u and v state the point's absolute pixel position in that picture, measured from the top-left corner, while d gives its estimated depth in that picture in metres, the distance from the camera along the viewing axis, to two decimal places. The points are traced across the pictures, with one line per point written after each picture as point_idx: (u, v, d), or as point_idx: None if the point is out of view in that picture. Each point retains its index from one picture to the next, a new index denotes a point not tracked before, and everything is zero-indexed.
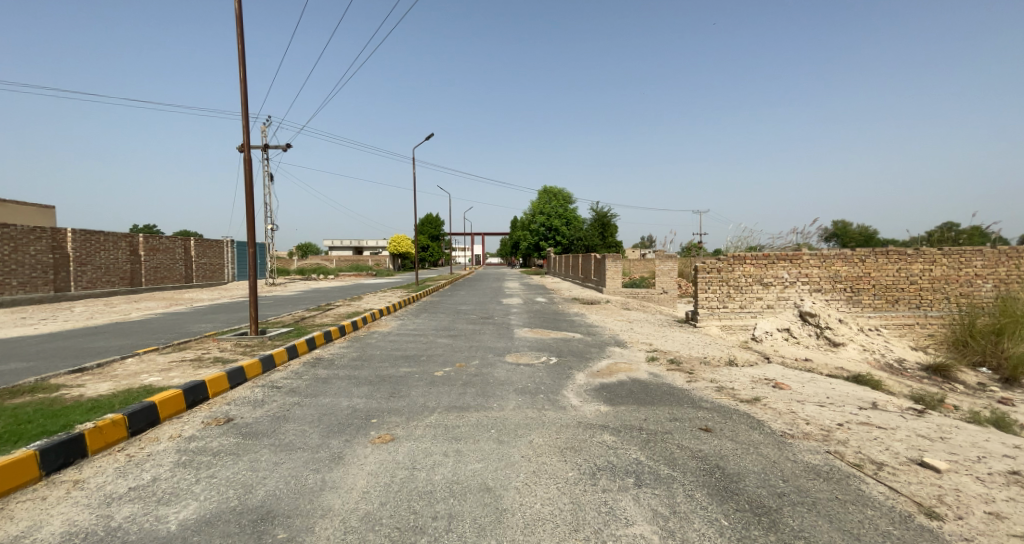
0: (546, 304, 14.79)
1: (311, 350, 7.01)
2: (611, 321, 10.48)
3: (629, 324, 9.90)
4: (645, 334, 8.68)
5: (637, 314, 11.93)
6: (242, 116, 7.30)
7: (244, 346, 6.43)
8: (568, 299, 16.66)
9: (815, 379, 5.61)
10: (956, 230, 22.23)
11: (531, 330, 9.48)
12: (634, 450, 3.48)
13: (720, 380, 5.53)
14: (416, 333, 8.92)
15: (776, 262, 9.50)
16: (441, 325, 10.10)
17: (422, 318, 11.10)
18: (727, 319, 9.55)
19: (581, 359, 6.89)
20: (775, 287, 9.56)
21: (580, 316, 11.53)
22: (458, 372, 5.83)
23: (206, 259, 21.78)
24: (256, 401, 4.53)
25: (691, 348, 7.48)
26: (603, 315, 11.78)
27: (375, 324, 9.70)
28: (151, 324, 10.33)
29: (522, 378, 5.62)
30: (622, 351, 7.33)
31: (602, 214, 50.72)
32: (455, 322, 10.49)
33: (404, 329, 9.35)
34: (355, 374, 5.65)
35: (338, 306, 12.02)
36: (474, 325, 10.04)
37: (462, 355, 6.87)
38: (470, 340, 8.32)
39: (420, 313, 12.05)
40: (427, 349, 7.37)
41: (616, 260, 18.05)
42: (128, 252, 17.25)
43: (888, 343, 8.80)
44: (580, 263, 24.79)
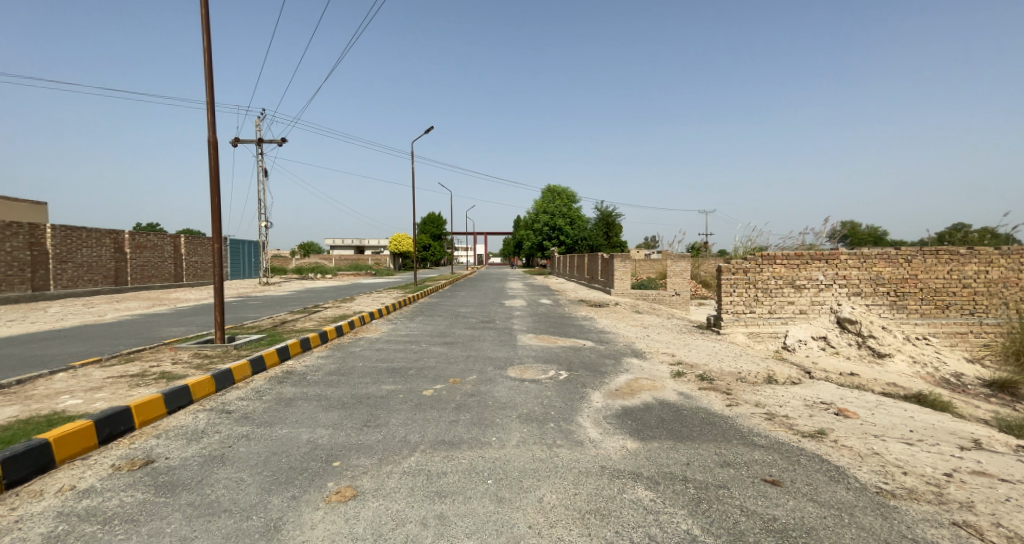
0: (552, 306, 13.81)
1: (284, 361, 6.08)
2: (624, 327, 9.51)
3: (645, 331, 8.93)
4: (665, 343, 7.72)
5: (652, 319, 10.95)
6: (206, 91, 6.33)
7: (203, 357, 5.50)
8: (574, 301, 15.67)
9: (883, 403, 4.65)
10: (974, 231, 21.43)
11: (537, 336, 8.52)
12: (685, 519, 2.51)
13: (767, 404, 4.58)
14: (408, 340, 7.99)
15: (811, 262, 8.51)
16: (437, 330, 9.16)
17: (417, 322, 10.18)
18: (755, 326, 8.57)
19: (596, 373, 5.94)
20: (809, 290, 8.56)
21: (589, 320, 10.55)
22: (450, 392, 4.89)
23: (197, 257, 20.92)
24: (192, 435, 3.58)
25: (722, 361, 6.51)
26: (614, 319, 10.80)
27: (364, 329, 8.77)
28: (121, 327, 9.44)
29: (528, 400, 4.68)
30: (642, 364, 6.39)
31: (606, 213, 49.68)
32: (452, 327, 9.54)
33: (395, 335, 8.42)
34: (327, 394, 4.71)
35: (326, 308, 11.10)
36: (473, 331, 9.08)
37: (458, 368, 5.94)
38: (468, 349, 7.39)
39: (415, 316, 11.11)
40: (418, 360, 6.43)
41: (624, 260, 17.05)
42: (112, 250, 16.40)
43: (939, 354, 7.81)
44: (586, 263, 23.81)
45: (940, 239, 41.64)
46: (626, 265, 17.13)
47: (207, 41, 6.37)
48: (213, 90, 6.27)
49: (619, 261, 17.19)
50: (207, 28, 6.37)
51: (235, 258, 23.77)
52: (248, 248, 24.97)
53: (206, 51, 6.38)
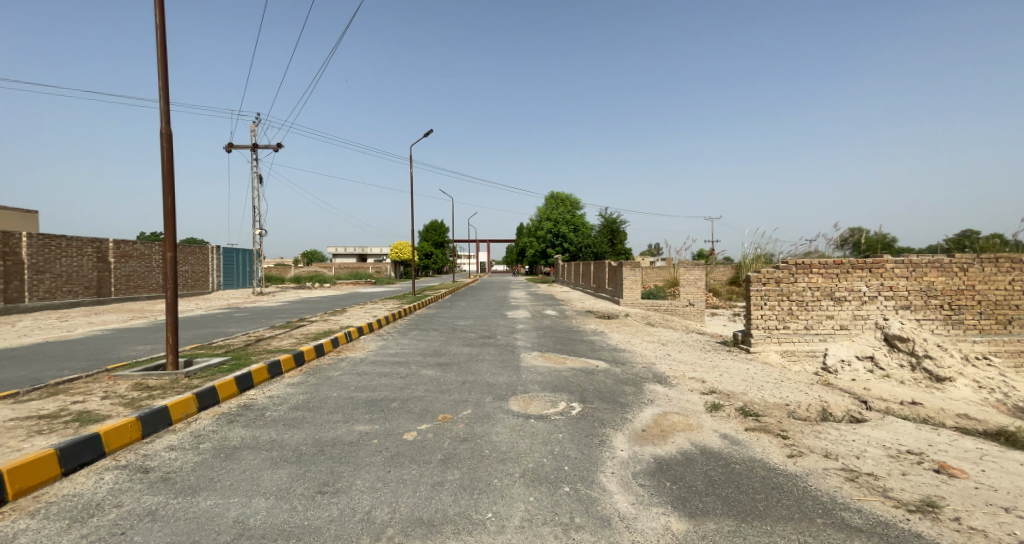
0: (557, 318, 12.82)
1: (244, 391, 5.15)
2: (639, 343, 8.53)
3: (665, 349, 7.95)
4: (691, 364, 6.75)
5: (669, 333, 9.97)
6: (158, 76, 5.47)
7: (143, 389, 4.58)
8: (581, 312, 14.68)
9: (984, 452, 3.68)
10: (983, 236, 20.83)
11: (542, 356, 7.55)
12: None
13: (840, 455, 3.59)
14: (396, 361, 7.02)
15: (853, 271, 7.54)
16: (431, 348, 8.21)
17: (410, 338, 9.24)
18: (789, 344, 7.59)
19: (614, 404, 4.98)
20: (850, 303, 7.57)
21: (600, 335, 9.57)
22: (437, 435, 3.93)
23: (188, 267, 20.12)
24: (76, 516, 2.59)
25: (761, 388, 5.53)
26: (626, 333, 9.83)
27: (349, 347, 7.84)
28: (84, 344, 8.56)
29: (535, 448, 3.73)
30: (667, 393, 5.41)
31: (610, 220, 48.73)
32: (447, 344, 8.57)
33: (383, 354, 7.48)
34: (283, 440, 3.76)
35: (312, 322, 10.18)
36: (471, 349, 8.12)
37: (450, 401, 4.97)
38: (464, 372, 6.43)
39: (409, 331, 10.18)
40: (403, 388, 5.46)
41: (634, 268, 16.07)
42: (94, 259, 15.62)
43: (1005, 377, 6.80)
44: (591, 272, 22.84)
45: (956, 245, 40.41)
46: (635, 273, 16.15)
47: (159, 20, 5.53)
48: (166, 74, 5.42)
49: (627, 269, 16.20)
50: (159, 3, 5.53)
51: (229, 266, 22.97)
52: (242, 257, 24.17)
53: (159, 31, 5.54)
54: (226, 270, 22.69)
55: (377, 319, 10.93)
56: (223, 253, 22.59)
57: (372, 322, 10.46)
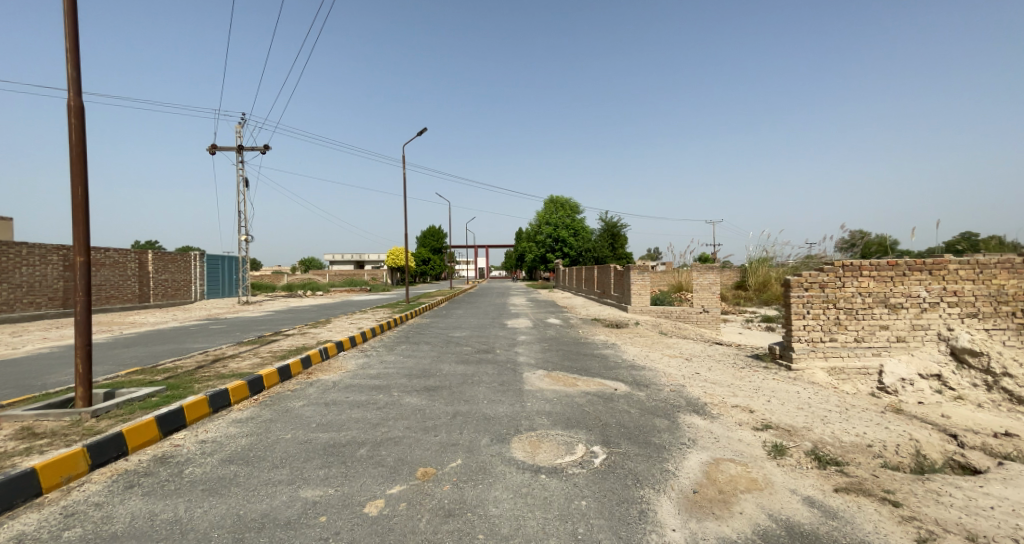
0: (562, 328, 11.67)
1: (168, 436, 4.00)
2: (660, 359, 7.40)
3: (692, 366, 6.82)
4: (728, 386, 5.62)
5: (690, 345, 8.82)
6: (68, 41, 4.41)
7: (26, 440, 3.46)
8: (587, 320, 13.54)
9: None
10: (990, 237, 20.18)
11: (549, 376, 6.42)
12: None
13: (991, 539, 2.48)
14: (376, 385, 5.88)
15: (910, 274, 6.48)
16: (420, 366, 7.07)
17: (396, 354, 8.10)
18: (837, 359, 6.50)
19: (646, 445, 3.87)
20: (907, 311, 6.48)
21: (613, 349, 8.44)
22: (410, 508, 2.80)
23: (168, 275, 18.97)
24: None
25: (828, 421, 4.41)
26: (642, 346, 8.69)
27: (322, 368, 6.69)
28: (17, 365, 7.39)
29: (550, 529, 2.60)
30: (711, 429, 4.27)
31: (610, 224, 47.73)
32: (439, 362, 7.43)
33: (361, 376, 6.34)
34: (189, 522, 2.63)
35: (287, 336, 9.00)
36: (466, 367, 6.98)
37: (434, 445, 3.84)
38: (456, 399, 5.30)
39: (397, 345, 9.02)
40: (377, 425, 4.32)
41: (642, 272, 14.97)
42: (61, 268, 14.50)
43: None
44: (595, 277, 21.73)
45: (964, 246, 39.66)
46: (644, 278, 15.02)
47: None
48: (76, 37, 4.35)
49: (636, 274, 15.09)
50: None
51: (213, 275, 21.80)
52: (227, 264, 23.00)
53: None
54: (209, 278, 21.51)
55: (363, 331, 9.78)
56: (207, 261, 21.42)
57: (356, 335, 9.31)
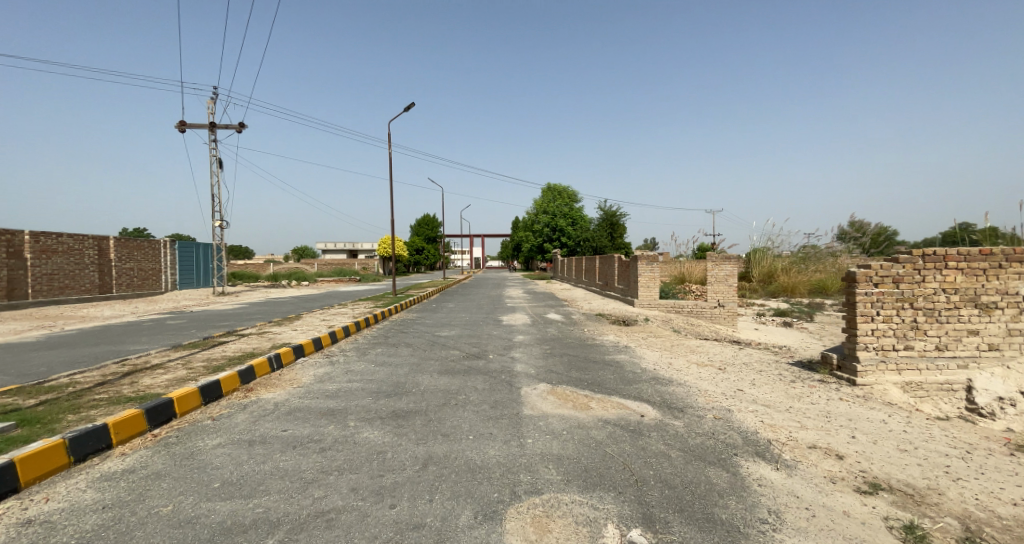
0: (564, 325, 10.31)
1: None
2: (687, 369, 6.08)
3: (730, 379, 5.51)
4: (789, 413, 4.31)
5: (717, 348, 7.51)
6: None
7: None
8: (591, 316, 12.21)
9: None
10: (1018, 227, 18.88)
11: (554, 395, 5.08)
12: None
13: None
14: (329, 409, 4.51)
15: (1009, 266, 5.17)
16: (394, 377, 5.71)
17: (367, 360, 6.72)
18: (913, 372, 5.20)
19: (711, 526, 2.53)
20: (1003, 313, 5.18)
21: (628, 354, 7.10)
22: None
23: (133, 263, 17.41)
24: None
25: (954, 476, 3.12)
26: (661, 349, 7.37)
27: (268, 383, 5.31)
28: None
29: None
30: (795, 490, 2.94)
31: (609, 213, 46.36)
32: (418, 371, 6.07)
33: (314, 395, 4.97)
34: None
35: (240, 336, 7.58)
36: (450, 380, 5.63)
37: (386, 530, 2.47)
38: (432, 432, 3.94)
39: (372, 347, 7.64)
40: (308, 486, 2.95)
41: (652, 263, 13.61)
42: (3, 255, 12.93)
43: None
44: (597, 267, 20.34)
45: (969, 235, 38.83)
46: (653, 269, 13.68)
47: None
48: None
49: (643, 264, 13.73)
50: None
51: (186, 263, 20.24)
52: (202, 252, 21.42)
53: None
54: (182, 267, 19.96)
55: (333, 330, 8.38)
56: (179, 248, 19.85)
57: (324, 335, 7.93)
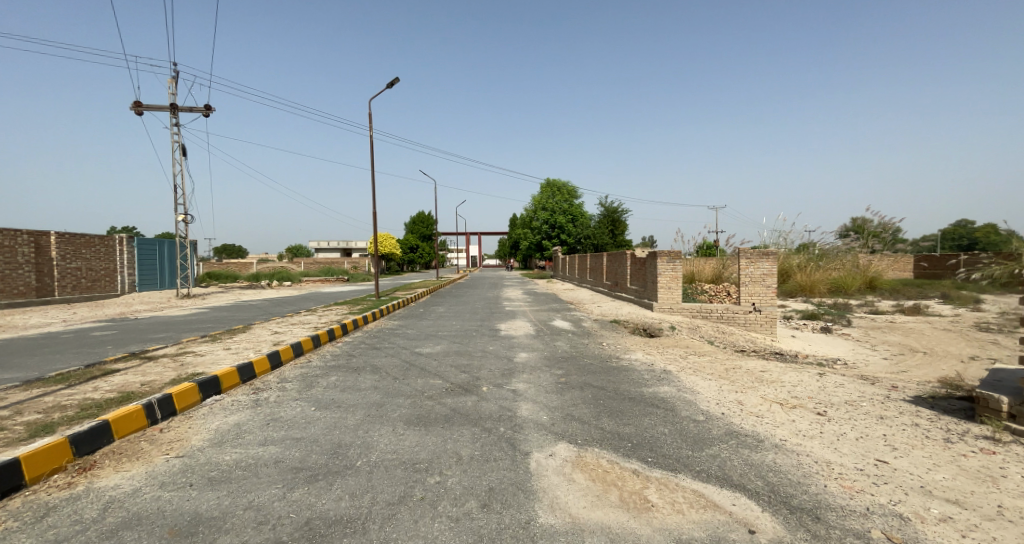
0: (575, 337, 8.36)
1: None
2: (772, 415, 4.12)
3: (853, 439, 3.56)
4: (1021, 530, 2.38)
5: (790, 373, 5.56)
6: None
7: None
8: (605, 324, 10.28)
9: None
10: None
11: (584, 473, 3.12)
12: None
13: None
14: (192, 518, 2.52)
15: None
16: (334, 436, 3.74)
17: (309, 398, 4.74)
18: None
19: None
20: None
21: (673, 385, 5.14)
22: None
23: (81, 262, 15.39)
24: None
25: None
26: (717, 377, 5.42)
27: (126, 453, 3.31)
28: None
29: None
30: None
31: (609, 209, 44.39)
32: (375, 420, 4.11)
33: (189, 479, 2.98)
34: None
35: (144, 362, 5.60)
36: (420, 440, 3.66)
37: None
38: None
39: (326, 375, 5.66)
40: None
41: (673, 260, 11.72)
42: None
43: None
44: (604, 266, 18.41)
45: (985, 229, 37.05)
46: (674, 267, 11.77)
47: None
48: None
49: (663, 262, 11.81)
50: None
51: (147, 262, 18.21)
52: (167, 250, 19.38)
53: None
54: (142, 267, 17.92)
55: (277, 350, 6.36)
56: (139, 246, 17.83)
57: (261, 358, 5.90)
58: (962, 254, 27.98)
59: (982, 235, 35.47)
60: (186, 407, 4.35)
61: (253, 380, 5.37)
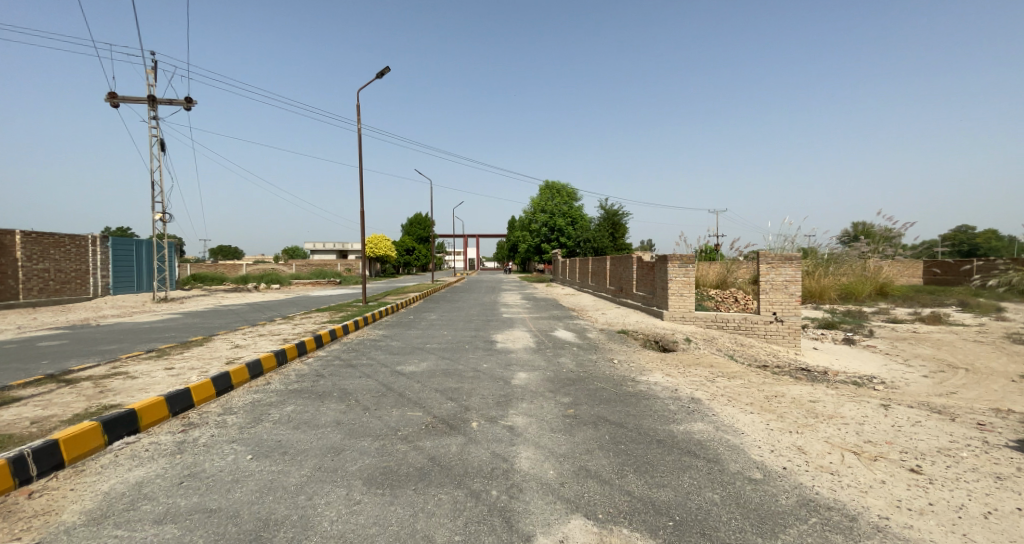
0: (581, 352, 7.35)
1: None
2: (852, 472, 3.13)
3: (983, 518, 2.56)
4: None
5: (848, 404, 4.56)
6: None
7: None
8: (613, 335, 9.28)
9: None
10: None
11: None
12: None
13: None
14: None
15: None
16: (264, 506, 2.71)
17: (249, 441, 3.70)
18: None
19: None
20: None
21: (708, 422, 4.12)
22: None
23: (49, 263, 14.34)
24: None
25: None
26: (759, 410, 4.42)
27: None
28: None
29: None
30: None
31: (609, 212, 43.40)
32: (326, 477, 3.08)
33: None
34: None
35: (57, 387, 4.55)
36: (380, 515, 2.63)
37: None
38: None
39: (281, 405, 4.63)
40: None
41: (686, 265, 10.76)
42: None
43: None
44: (607, 270, 17.42)
45: (984, 236, 36.61)
46: (687, 272, 10.79)
47: None
48: None
49: (675, 267, 10.83)
50: None
51: (122, 264, 17.12)
52: (144, 251, 18.30)
53: None
54: (117, 268, 16.84)
55: (227, 370, 5.26)
56: (114, 246, 16.80)
57: (202, 381, 4.80)
58: (974, 260, 27.07)
59: (981, 243, 34.98)
60: (78, 456, 3.23)
61: (185, 412, 4.26)
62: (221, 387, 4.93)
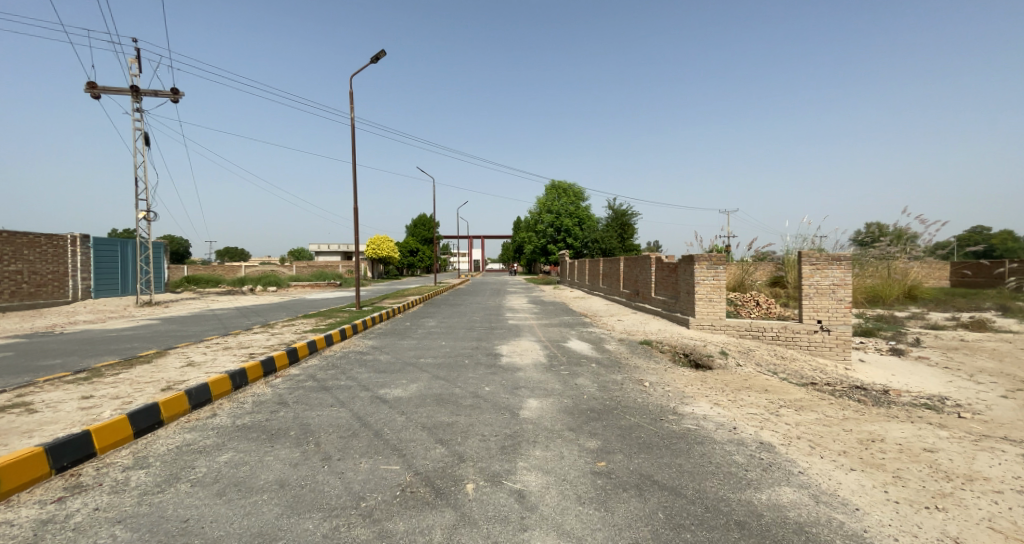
0: (602, 370, 6.16)
1: None
2: None
3: None
4: None
5: (982, 455, 3.34)
6: None
7: None
8: (635, 346, 8.10)
9: None
10: None
11: None
12: None
13: None
14: None
15: None
16: None
17: (141, 524, 2.53)
18: None
19: None
20: None
21: (801, 488, 2.90)
22: None
23: (25, 264, 13.43)
24: None
25: None
26: (863, 467, 3.19)
27: None
28: None
29: None
30: None
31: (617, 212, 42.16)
32: None
33: None
34: None
35: None
36: None
37: None
38: None
39: (214, 452, 3.45)
40: None
41: (715, 266, 9.55)
42: None
43: None
44: (621, 272, 16.20)
45: (1010, 236, 34.91)
46: (716, 274, 9.57)
47: None
48: None
49: (702, 268, 9.63)
50: None
51: (105, 265, 16.19)
52: (129, 251, 17.34)
53: None
54: (99, 270, 15.90)
55: (157, 400, 4.07)
56: (96, 247, 15.90)
57: (116, 418, 3.61)
58: (1006, 262, 25.53)
59: (1006, 243, 33.37)
60: None
61: (74, 468, 3.16)
62: (142, 425, 3.75)
